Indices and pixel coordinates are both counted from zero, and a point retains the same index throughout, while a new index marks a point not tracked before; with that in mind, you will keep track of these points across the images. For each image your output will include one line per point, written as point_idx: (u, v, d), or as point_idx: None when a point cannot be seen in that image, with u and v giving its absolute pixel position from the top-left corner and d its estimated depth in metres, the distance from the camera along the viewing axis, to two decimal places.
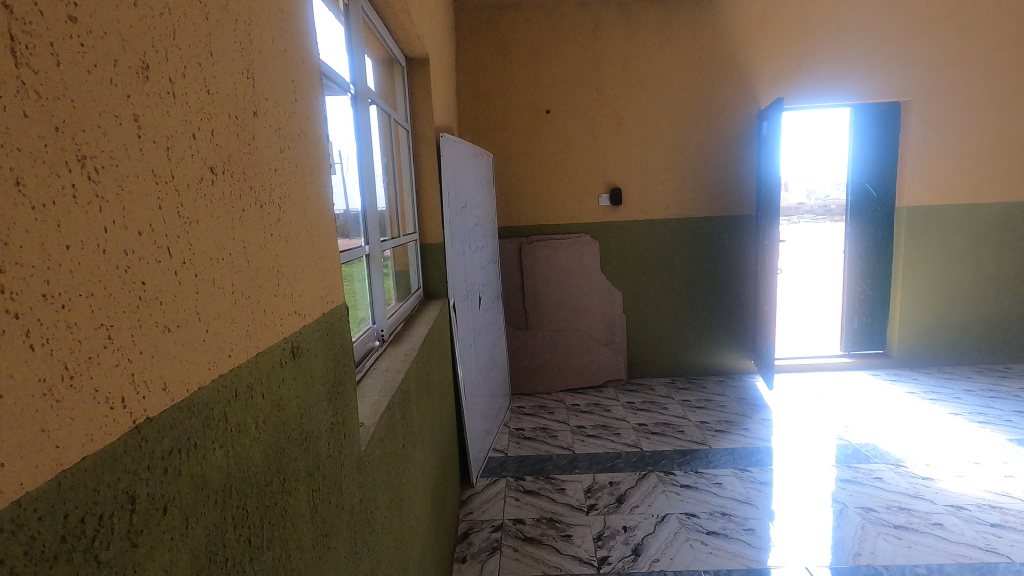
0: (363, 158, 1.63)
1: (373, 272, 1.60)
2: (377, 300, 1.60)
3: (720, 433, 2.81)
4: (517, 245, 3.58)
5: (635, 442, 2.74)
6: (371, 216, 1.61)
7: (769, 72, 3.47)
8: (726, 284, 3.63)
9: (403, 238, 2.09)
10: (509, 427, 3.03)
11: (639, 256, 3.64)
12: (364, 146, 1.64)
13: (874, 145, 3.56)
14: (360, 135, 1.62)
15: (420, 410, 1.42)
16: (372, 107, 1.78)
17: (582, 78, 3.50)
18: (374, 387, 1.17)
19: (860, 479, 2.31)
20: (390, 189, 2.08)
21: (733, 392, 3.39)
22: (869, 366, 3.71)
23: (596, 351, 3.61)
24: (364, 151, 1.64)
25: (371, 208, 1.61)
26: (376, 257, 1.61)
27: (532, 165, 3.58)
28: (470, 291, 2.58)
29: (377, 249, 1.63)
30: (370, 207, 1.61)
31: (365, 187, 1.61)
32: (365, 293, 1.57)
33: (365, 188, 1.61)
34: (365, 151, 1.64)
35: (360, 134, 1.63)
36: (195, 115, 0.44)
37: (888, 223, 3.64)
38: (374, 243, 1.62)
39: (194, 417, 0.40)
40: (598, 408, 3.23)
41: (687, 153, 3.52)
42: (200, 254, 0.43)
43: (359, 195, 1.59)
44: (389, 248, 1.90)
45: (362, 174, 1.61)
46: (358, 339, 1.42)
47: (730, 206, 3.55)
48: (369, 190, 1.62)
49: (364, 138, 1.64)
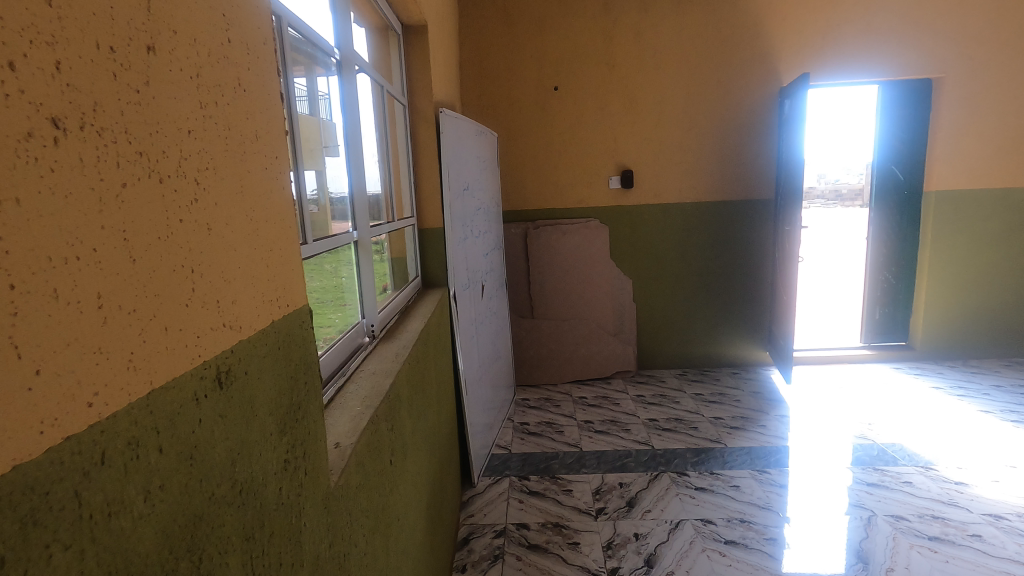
0: (350, 136, 1.45)
1: (362, 260, 1.44)
2: (367, 291, 1.45)
3: (736, 431, 2.66)
4: (522, 229, 3.41)
5: (645, 440, 2.60)
6: (360, 200, 1.45)
7: (792, 46, 3.25)
8: (742, 272, 3.45)
9: (399, 222, 1.93)
10: (513, 422, 2.89)
11: (650, 242, 3.46)
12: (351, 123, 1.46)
13: (901, 125, 3.35)
14: (346, 111, 1.44)
15: (413, 416, 1.28)
16: (360, 76, 1.60)
17: (593, 53, 3.30)
18: (356, 394, 1.02)
19: (888, 483, 2.15)
20: (385, 170, 1.91)
21: (748, 386, 3.23)
22: (890, 359, 3.54)
23: (604, 341, 3.46)
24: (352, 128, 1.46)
25: (361, 191, 1.45)
26: (365, 244, 1.45)
27: (539, 146, 3.40)
28: (473, 279, 2.42)
29: (366, 235, 1.46)
30: (360, 191, 1.44)
31: (352, 169, 1.44)
32: (353, 283, 1.43)
33: (354, 170, 1.44)
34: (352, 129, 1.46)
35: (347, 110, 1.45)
36: (13, 35, 0.27)
37: (915, 208, 3.44)
38: (363, 228, 1.45)
39: (3, 517, 0.25)
40: (606, 402, 3.08)
41: (703, 134, 3.33)
42: (21, 256, 0.27)
43: (347, 178, 1.43)
44: (383, 232, 1.75)
45: (348, 154, 1.44)
46: (342, 334, 1.27)
47: (748, 190, 3.37)
48: (358, 171, 1.45)
49: (352, 114, 1.46)
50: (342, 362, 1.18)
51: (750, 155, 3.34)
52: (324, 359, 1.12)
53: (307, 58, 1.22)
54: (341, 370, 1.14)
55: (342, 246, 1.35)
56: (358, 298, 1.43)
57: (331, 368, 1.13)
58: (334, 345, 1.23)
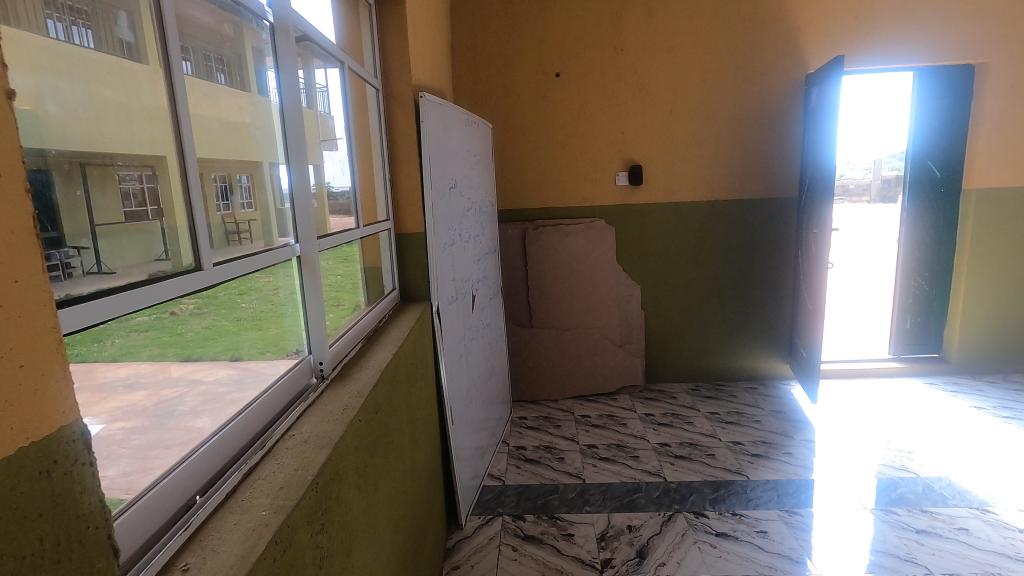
0: (289, 126, 1.20)
1: (308, 281, 1.22)
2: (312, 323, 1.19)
3: (758, 459, 2.37)
4: (520, 230, 3.12)
5: (657, 470, 2.31)
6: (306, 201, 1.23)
7: (820, 27, 2.92)
8: (760, 278, 3.16)
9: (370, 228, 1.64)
10: (508, 445, 2.60)
11: (661, 244, 3.16)
12: (294, 110, 1.19)
13: (938, 115, 3.04)
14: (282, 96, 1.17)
15: (368, 487, 0.99)
16: (305, 43, 1.28)
17: (599, 35, 2.99)
18: (258, 492, 0.74)
19: (941, 531, 1.86)
20: (353, 165, 1.62)
21: (768, 404, 2.94)
22: (922, 372, 3.24)
23: (609, 353, 3.17)
24: (297, 117, 1.20)
25: (303, 188, 1.22)
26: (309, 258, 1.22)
27: (539, 138, 3.10)
28: (461, 290, 2.12)
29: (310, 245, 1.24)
30: (305, 189, 1.22)
31: (293, 164, 1.21)
32: (298, 307, 1.21)
33: (294, 164, 1.21)
34: (297, 116, 1.20)
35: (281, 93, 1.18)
36: None
37: (952, 207, 3.13)
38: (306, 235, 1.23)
39: None
40: (611, 422, 2.80)
41: (720, 126, 3.02)
42: None
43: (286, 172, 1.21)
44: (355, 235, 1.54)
45: (288, 147, 1.20)
46: (266, 388, 1.00)
47: (769, 188, 3.06)
48: (301, 166, 1.21)
49: (294, 99, 1.19)
50: (260, 431, 0.90)
51: (772, 149, 3.03)
52: (233, 428, 0.84)
53: (204, 35, 0.96)
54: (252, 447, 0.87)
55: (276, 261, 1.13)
56: (305, 326, 1.22)
57: (239, 443, 0.85)
58: (254, 401, 0.95)
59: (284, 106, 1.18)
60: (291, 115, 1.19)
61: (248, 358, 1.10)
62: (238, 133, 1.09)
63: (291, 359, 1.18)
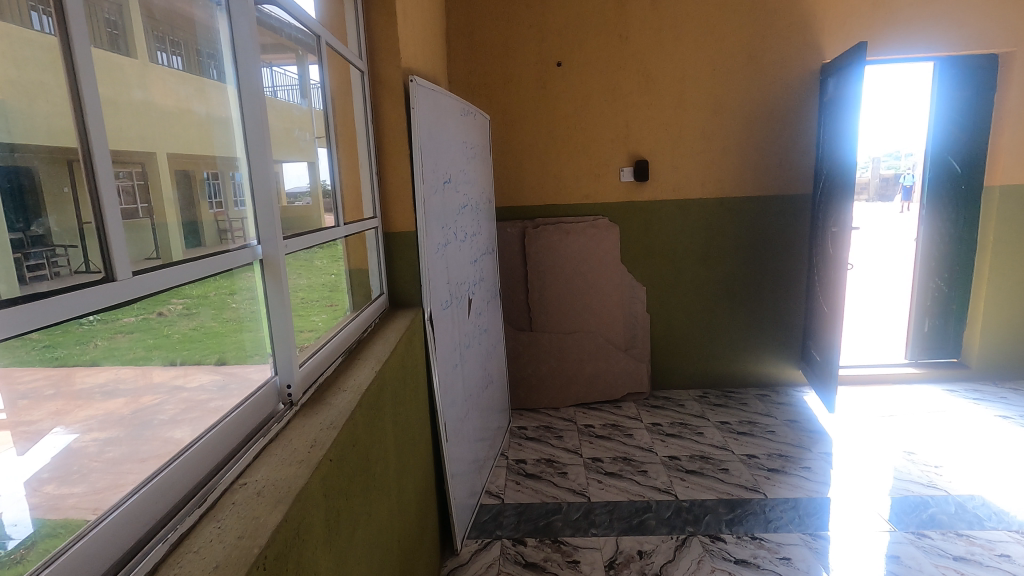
0: (247, 111, 1.00)
1: (271, 288, 1.04)
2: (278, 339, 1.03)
3: (775, 475, 2.21)
4: (519, 228, 2.96)
5: (667, 487, 2.15)
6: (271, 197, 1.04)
7: (837, 14, 2.76)
8: (772, 279, 3.01)
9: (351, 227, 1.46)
10: (507, 459, 2.44)
11: (668, 243, 3.00)
12: (253, 91, 1.01)
13: (960, 107, 2.88)
14: (239, 75, 0.98)
15: (342, 539, 0.83)
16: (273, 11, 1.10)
17: (603, 23, 2.82)
18: (185, 575, 0.58)
19: (980, 558, 1.70)
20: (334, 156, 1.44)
21: (782, 412, 2.79)
22: (941, 378, 3.09)
23: (613, 358, 3.01)
24: (258, 100, 1.01)
25: (266, 184, 1.03)
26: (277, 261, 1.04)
27: (540, 132, 2.93)
28: (457, 294, 1.96)
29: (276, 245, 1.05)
30: (267, 184, 1.03)
31: (253, 156, 1.02)
32: (260, 314, 1.04)
33: (255, 156, 1.02)
34: (257, 99, 1.01)
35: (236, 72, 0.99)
36: None
37: (974, 205, 2.97)
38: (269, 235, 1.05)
39: None
40: (616, 433, 2.64)
41: (730, 118, 2.86)
42: None
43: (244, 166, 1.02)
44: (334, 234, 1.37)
45: (248, 136, 1.02)
46: (217, 421, 0.83)
47: (782, 184, 2.91)
48: (263, 157, 1.02)
49: (254, 78, 1.00)
50: (203, 479, 0.74)
51: (785, 143, 2.87)
52: (164, 479, 0.67)
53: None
54: (190, 503, 0.70)
55: (230, 268, 0.93)
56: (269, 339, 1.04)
57: (173, 498, 0.68)
58: (199, 439, 0.78)
59: (241, 87, 0.99)
60: (251, 97, 1.00)
61: (203, 379, 0.93)
62: (179, 119, 0.89)
63: (256, 378, 1.01)
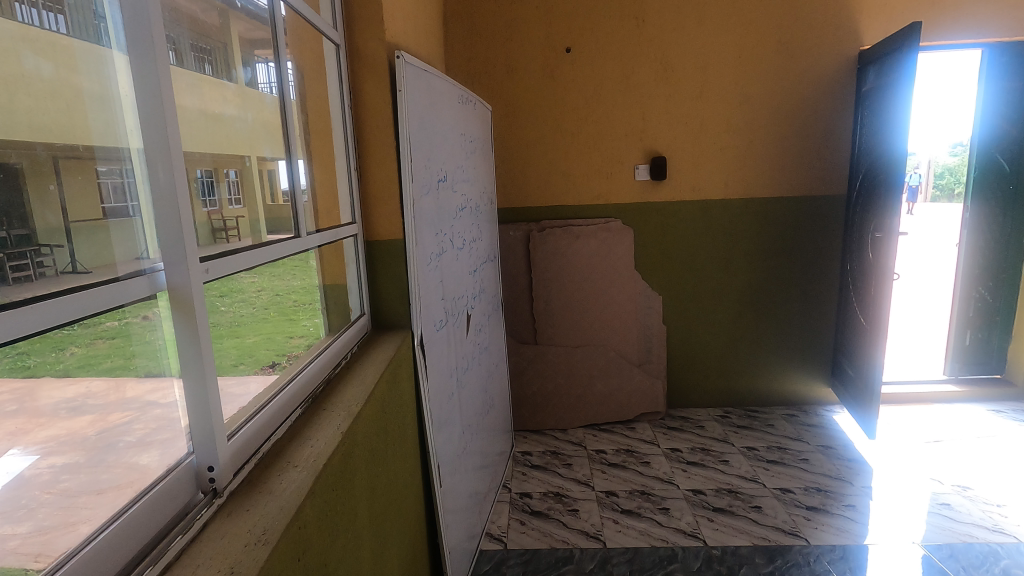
0: (138, 82, 0.66)
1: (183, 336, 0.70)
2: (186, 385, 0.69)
3: (815, 515, 1.95)
4: (524, 231, 2.71)
5: (694, 530, 1.89)
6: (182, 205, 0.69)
7: None
8: (799, 288, 2.75)
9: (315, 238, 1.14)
10: (510, 492, 2.18)
11: (687, 250, 2.73)
12: (151, 59, 0.66)
13: (1010, 100, 2.61)
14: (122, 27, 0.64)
15: None
16: None
17: (617, 4, 2.54)
18: None
19: None
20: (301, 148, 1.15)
21: (813, 437, 2.53)
22: (984, 396, 2.83)
23: (626, 373, 2.76)
24: (159, 72, 0.66)
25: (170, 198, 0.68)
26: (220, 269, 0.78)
27: (547, 126, 2.66)
28: (455, 310, 1.69)
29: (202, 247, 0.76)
30: (171, 186, 0.68)
31: (152, 155, 0.67)
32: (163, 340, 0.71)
33: (150, 145, 0.67)
34: (151, 59, 0.65)
35: (123, 19, 0.65)
36: None
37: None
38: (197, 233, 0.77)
39: None
40: (631, 460, 2.37)
41: (757, 111, 2.60)
42: None
43: (141, 165, 0.69)
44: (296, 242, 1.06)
45: (142, 114, 0.67)
46: (87, 543, 0.54)
47: (813, 184, 2.65)
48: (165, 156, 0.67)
49: (151, 34, 0.65)
50: None
51: (818, 138, 2.61)
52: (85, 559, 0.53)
53: None
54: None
55: (106, 308, 0.60)
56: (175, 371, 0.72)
57: None
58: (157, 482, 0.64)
59: (132, 49, 0.65)
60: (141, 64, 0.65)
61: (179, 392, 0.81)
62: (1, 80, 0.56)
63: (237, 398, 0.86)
